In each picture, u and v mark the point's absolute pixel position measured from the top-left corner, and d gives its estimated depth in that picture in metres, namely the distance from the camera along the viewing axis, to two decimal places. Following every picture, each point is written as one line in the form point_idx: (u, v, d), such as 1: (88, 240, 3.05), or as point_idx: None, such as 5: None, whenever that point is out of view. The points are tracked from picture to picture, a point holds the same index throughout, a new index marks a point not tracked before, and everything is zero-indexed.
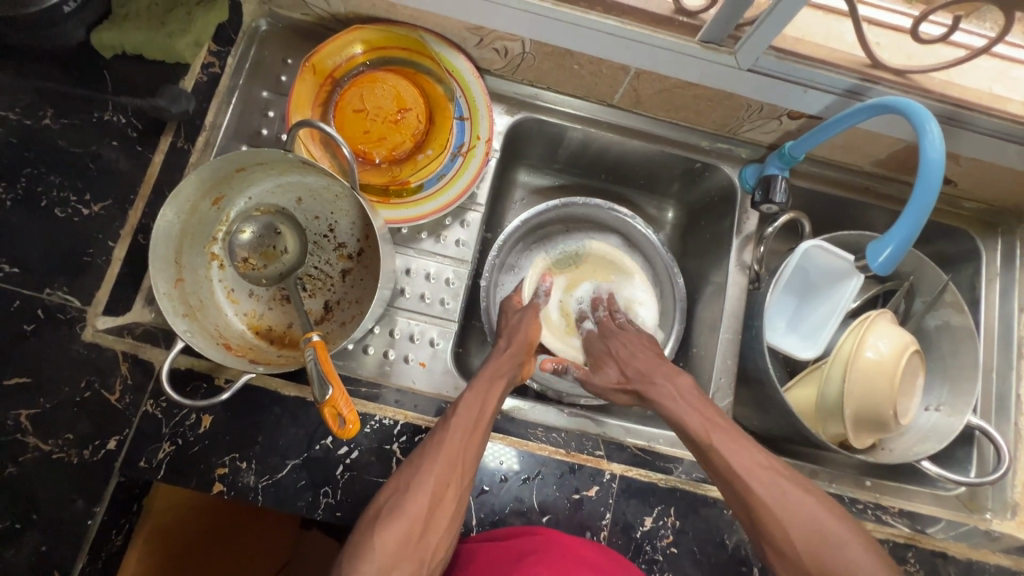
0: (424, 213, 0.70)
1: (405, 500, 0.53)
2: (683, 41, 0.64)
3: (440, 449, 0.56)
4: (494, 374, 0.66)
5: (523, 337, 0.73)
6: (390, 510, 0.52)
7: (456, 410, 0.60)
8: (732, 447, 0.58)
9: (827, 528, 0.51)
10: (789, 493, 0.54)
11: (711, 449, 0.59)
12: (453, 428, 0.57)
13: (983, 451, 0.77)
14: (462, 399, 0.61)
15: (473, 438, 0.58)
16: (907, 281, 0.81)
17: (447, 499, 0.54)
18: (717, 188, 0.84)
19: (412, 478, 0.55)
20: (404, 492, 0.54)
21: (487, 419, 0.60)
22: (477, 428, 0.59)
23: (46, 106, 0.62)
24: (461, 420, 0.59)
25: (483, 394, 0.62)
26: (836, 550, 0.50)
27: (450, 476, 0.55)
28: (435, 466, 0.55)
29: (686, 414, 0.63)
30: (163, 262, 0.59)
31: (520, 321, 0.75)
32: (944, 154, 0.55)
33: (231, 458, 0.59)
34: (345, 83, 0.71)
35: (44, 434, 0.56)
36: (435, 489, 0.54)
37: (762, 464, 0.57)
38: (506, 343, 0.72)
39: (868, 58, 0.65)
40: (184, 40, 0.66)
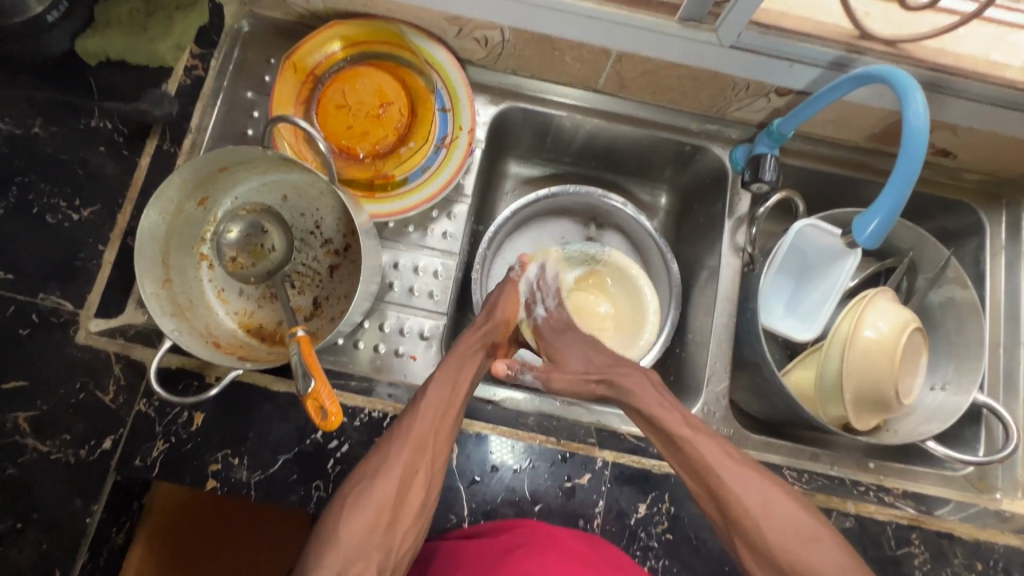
0: (410, 206, 0.70)
1: (371, 487, 0.53)
2: (662, 21, 0.63)
3: (407, 435, 0.56)
4: (468, 350, 0.65)
5: (501, 317, 0.70)
6: (358, 497, 0.52)
7: (425, 391, 0.59)
8: (708, 444, 0.56)
9: (791, 518, 0.51)
10: (760, 490, 0.53)
11: (688, 449, 0.56)
12: (422, 413, 0.57)
13: (992, 430, 0.75)
14: (432, 379, 0.60)
15: (442, 418, 0.58)
16: (907, 258, 0.79)
17: (416, 486, 0.54)
18: (708, 170, 0.83)
19: (377, 465, 0.54)
20: (371, 478, 0.53)
21: (458, 399, 0.60)
22: (448, 409, 0.59)
23: (35, 116, 0.64)
24: (429, 401, 0.58)
25: (453, 373, 0.61)
26: (804, 538, 0.50)
27: (419, 461, 0.55)
28: (403, 452, 0.55)
29: (656, 407, 0.60)
30: (150, 263, 0.60)
31: (499, 298, 0.72)
32: (926, 121, 0.53)
33: (223, 454, 0.60)
34: (327, 79, 0.71)
35: (42, 435, 0.58)
36: (404, 477, 0.54)
37: (736, 458, 0.55)
38: (480, 318, 0.69)
39: (856, 29, 0.63)
40: (166, 44, 0.66)
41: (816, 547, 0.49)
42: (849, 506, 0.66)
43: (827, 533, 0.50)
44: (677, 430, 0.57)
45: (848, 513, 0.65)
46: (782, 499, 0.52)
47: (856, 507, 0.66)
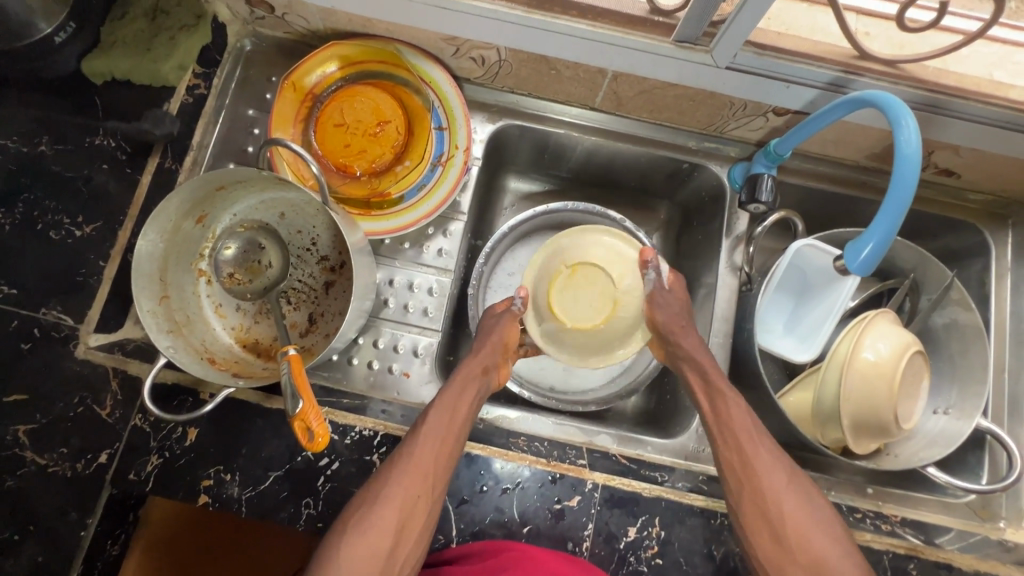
0: (405, 223, 0.71)
1: (371, 515, 0.54)
2: (656, 42, 0.63)
3: (408, 462, 0.57)
4: (469, 378, 0.65)
5: (499, 339, 0.70)
6: (357, 526, 0.53)
7: (427, 418, 0.60)
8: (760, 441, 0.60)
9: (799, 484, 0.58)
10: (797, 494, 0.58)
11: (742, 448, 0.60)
12: (423, 439, 0.58)
13: (996, 457, 0.73)
14: (432, 407, 0.61)
15: (442, 446, 0.58)
16: (908, 279, 0.78)
17: (417, 513, 0.55)
18: (707, 188, 0.82)
19: (377, 493, 0.55)
20: (371, 506, 0.54)
21: (459, 427, 0.60)
22: (447, 439, 0.59)
23: (43, 133, 0.66)
24: (430, 429, 0.59)
25: (452, 399, 0.62)
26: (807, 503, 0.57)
27: (419, 490, 0.56)
28: (402, 480, 0.56)
29: (705, 360, 0.66)
30: (148, 281, 0.60)
31: (497, 323, 0.71)
32: (919, 149, 0.52)
33: (215, 470, 0.60)
34: (325, 98, 0.72)
35: (40, 447, 0.59)
36: (403, 505, 0.55)
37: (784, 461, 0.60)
38: (478, 345, 0.69)
39: (855, 49, 0.62)
40: (169, 64, 0.68)
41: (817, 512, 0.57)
42: None
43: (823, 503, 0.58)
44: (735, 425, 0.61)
45: None
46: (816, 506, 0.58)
47: (852, 534, 0.65)
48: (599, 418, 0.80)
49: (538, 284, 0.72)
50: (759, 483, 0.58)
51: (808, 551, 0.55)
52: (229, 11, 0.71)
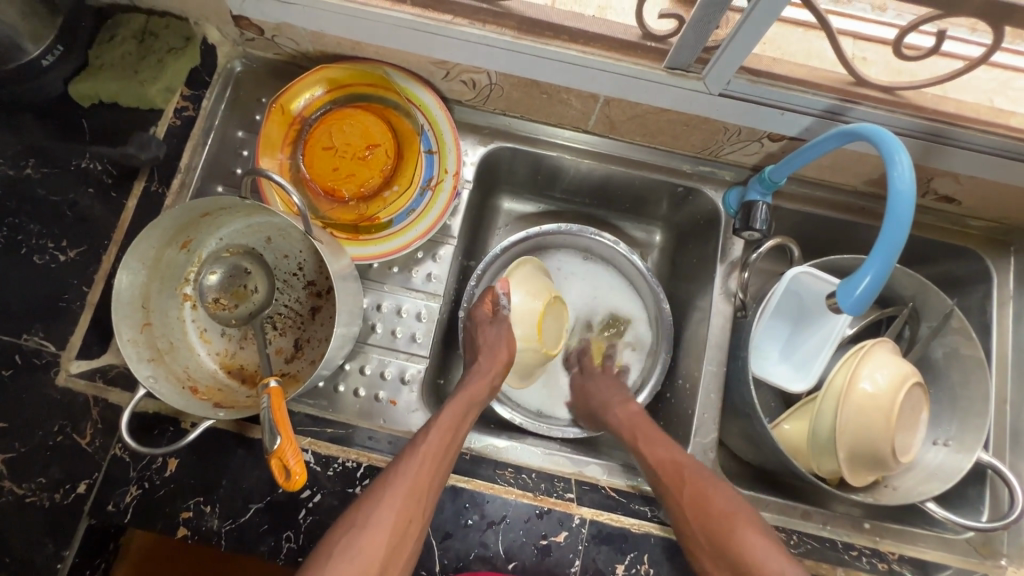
0: (394, 248, 0.70)
1: (360, 536, 0.52)
2: (647, 68, 0.62)
3: (403, 481, 0.55)
4: (470, 399, 0.66)
5: (502, 354, 0.72)
6: (344, 547, 0.51)
7: (427, 436, 0.59)
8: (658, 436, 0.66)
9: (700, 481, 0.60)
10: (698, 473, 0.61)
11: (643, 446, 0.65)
12: (421, 456, 0.57)
13: (997, 492, 0.71)
14: (433, 425, 0.61)
15: (440, 465, 0.58)
16: (908, 307, 0.76)
17: (408, 536, 0.54)
18: (702, 211, 0.81)
19: (369, 514, 0.53)
20: (361, 527, 0.52)
21: (456, 446, 0.61)
22: (443, 458, 0.59)
23: (28, 157, 0.65)
24: (429, 447, 0.58)
25: (455, 418, 0.63)
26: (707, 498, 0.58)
27: (413, 511, 0.55)
28: (397, 500, 0.54)
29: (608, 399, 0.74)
30: (128, 309, 0.59)
31: (497, 334, 0.73)
32: (913, 184, 0.50)
33: (195, 501, 0.59)
34: (314, 120, 0.71)
35: (19, 477, 0.57)
36: (397, 526, 0.53)
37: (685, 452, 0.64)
38: (482, 359, 0.71)
39: (852, 76, 0.60)
40: (156, 87, 0.67)
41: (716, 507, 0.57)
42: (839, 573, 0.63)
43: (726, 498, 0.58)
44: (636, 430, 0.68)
45: None
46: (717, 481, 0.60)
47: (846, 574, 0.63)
48: (591, 445, 0.79)
49: (528, 300, 0.77)
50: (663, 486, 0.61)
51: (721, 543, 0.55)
52: (219, 33, 0.72)
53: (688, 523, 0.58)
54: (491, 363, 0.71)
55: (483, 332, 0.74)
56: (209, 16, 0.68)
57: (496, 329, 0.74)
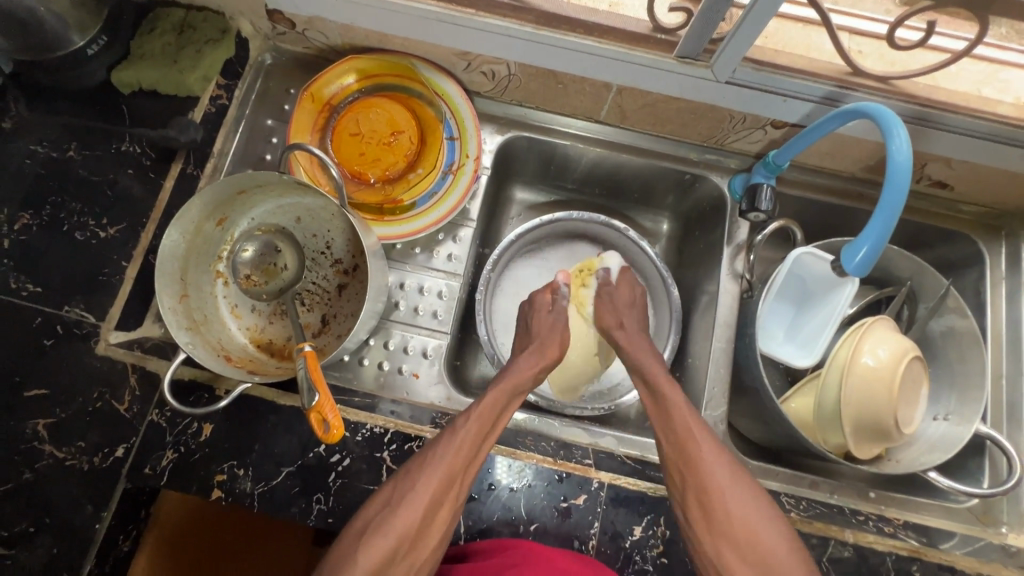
0: (417, 228, 0.74)
1: (395, 514, 0.54)
2: (658, 57, 0.66)
3: (438, 465, 0.57)
4: (513, 388, 0.69)
5: (556, 341, 0.76)
6: (377, 527, 0.54)
7: (466, 421, 0.61)
8: (720, 460, 0.59)
9: (719, 466, 0.59)
10: (739, 486, 0.57)
11: (703, 470, 0.58)
12: (459, 444, 0.59)
13: (996, 462, 0.74)
14: (474, 411, 0.62)
15: (476, 449, 0.60)
16: (906, 287, 0.79)
17: (440, 515, 0.56)
18: (708, 198, 0.85)
19: (405, 493, 0.56)
20: (396, 506, 0.55)
21: (493, 434, 0.63)
22: (480, 444, 0.61)
23: (71, 140, 0.69)
24: (469, 432, 0.60)
25: (494, 407, 0.64)
26: (721, 485, 0.57)
27: (445, 494, 0.57)
28: (431, 484, 0.56)
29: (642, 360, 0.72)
30: (169, 279, 0.63)
31: (553, 321, 0.78)
32: (910, 157, 0.55)
33: (229, 465, 0.61)
34: (342, 109, 0.75)
35: (58, 442, 0.61)
36: (428, 508, 0.55)
37: (744, 477, 0.58)
38: (531, 351, 0.74)
39: (849, 66, 0.65)
40: (194, 74, 0.71)
41: (738, 492, 0.57)
42: (847, 535, 0.66)
43: (747, 481, 0.58)
44: (698, 454, 0.59)
45: (846, 542, 0.65)
46: (767, 515, 0.56)
47: (854, 536, 0.66)
48: (603, 421, 0.82)
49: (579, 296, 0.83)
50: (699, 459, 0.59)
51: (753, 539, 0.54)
52: (252, 28, 0.75)
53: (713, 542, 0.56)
54: (539, 355, 0.74)
55: (541, 320, 0.78)
56: (243, 10, 0.72)
57: (553, 316, 0.79)
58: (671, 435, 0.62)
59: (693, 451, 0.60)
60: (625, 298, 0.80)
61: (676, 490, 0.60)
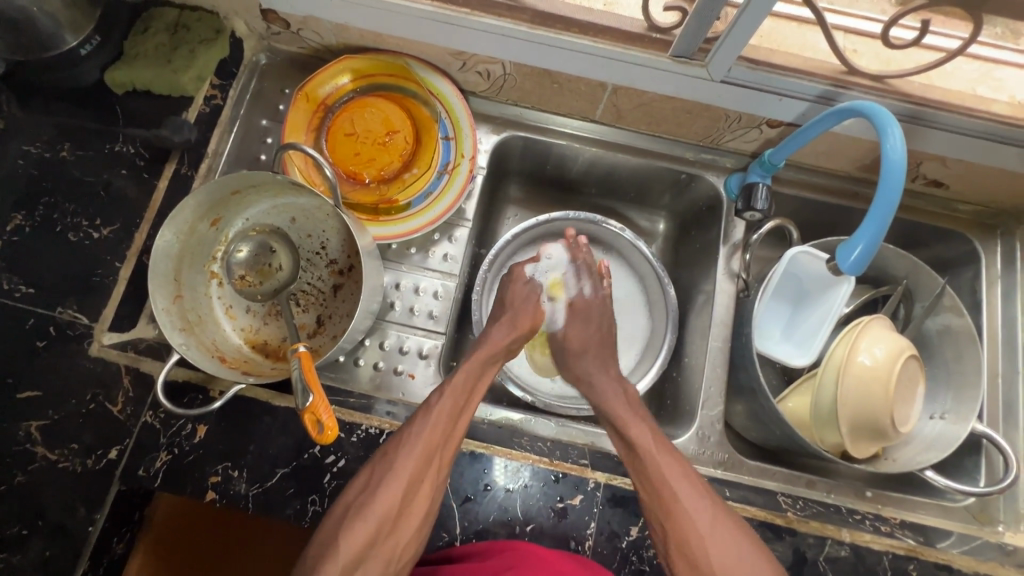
0: (412, 228, 0.73)
1: (374, 496, 0.55)
2: (654, 56, 0.66)
3: (416, 445, 0.57)
4: (486, 361, 0.69)
5: (528, 314, 0.77)
6: (356, 513, 0.54)
7: (441, 398, 0.62)
8: (697, 502, 0.57)
9: (697, 510, 0.57)
10: (718, 531, 0.56)
11: (679, 515, 0.57)
12: (435, 420, 0.59)
13: (992, 460, 0.74)
14: (449, 388, 0.63)
15: (453, 427, 0.60)
16: (902, 286, 0.79)
17: (421, 494, 0.56)
18: (704, 198, 0.85)
19: (384, 474, 0.56)
20: (375, 489, 0.55)
21: (470, 410, 0.63)
22: (458, 422, 0.61)
23: (64, 140, 0.69)
24: (444, 408, 0.61)
25: (469, 385, 0.65)
26: (702, 534, 0.55)
27: (425, 472, 0.57)
28: (410, 463, 0.56)
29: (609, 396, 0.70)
30: (163, 280, 0.62)
31: (526, 294, 0.80)
32: (904, 155, 0.55)
33: (224, 466, 0.61)
34: (337, 109, 0.75)
35: (52, 444, 0.60)
36: (408, 488, 0.56)
37: (725, 519, 0.57)
38: (504, 321, 0.75)
39: (844, 65, 0.65)
40: (188, 75, 0.71)
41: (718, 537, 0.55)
42: (844, 534, 0.66)
43: (727, 522, 0.56)
44: (672, 496, 0.58)
45: (843, 541, 0.65)
46: (750, 558, 0.54)
47: (851, 536, 0.66)
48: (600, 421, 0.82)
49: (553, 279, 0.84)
50: (674, 507, 0.57)
51: None
52: (246, 27, 0.75)
53: None
54: (511, 326, 0.75)
55: (516, 291, 0.80)
56: (237, 10, 0.71)
57: (528, 287, 0.81)
58: (642, 473, 0.61)
59: (665, 492, 0.58)
60: (583, 309, 0.81)
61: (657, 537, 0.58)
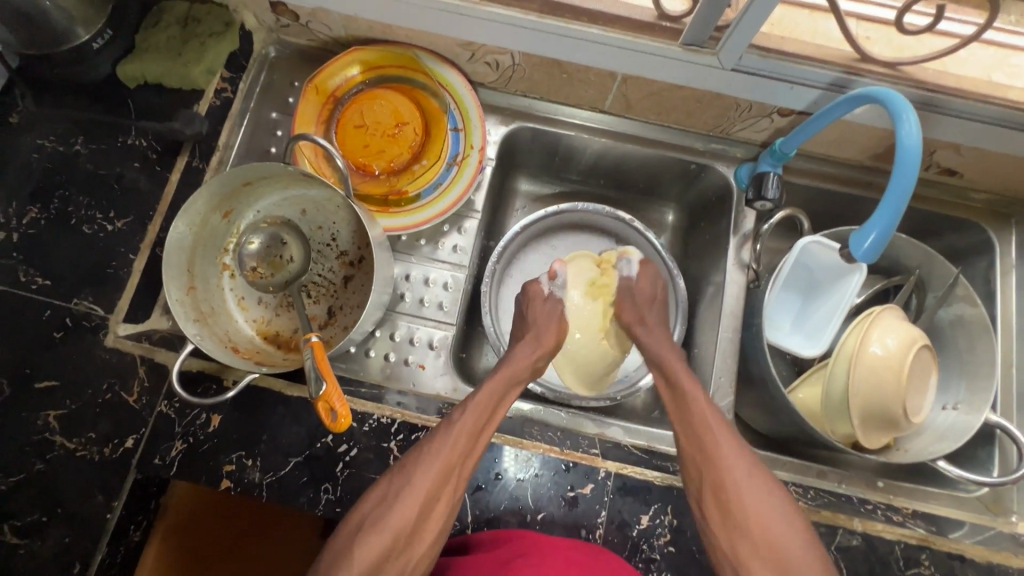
0: (422, 220, 0.74)
1: (389, 512, 0.54)
2: (664, 45, 0.65)
3: (433, 461, 0.57)
4: (507, 377, 0.69)
5: (550, 335, 0.76)
6: (371, 524, 0.54)
7: (462, 414, 0.61)
8: (736, 451, 0.59)
9: (732, 453, 0.59)
10: (754, 479, 0.57)
11: (721, 464, 0.58)
12: (454, 436, 0.59)
13: (1006, 450, 0.74)
14: (470, 404, 0.63)
15: (472, 443, 0.60)
16: (914, 275, 0.79)
17: (435, 511, 0.56)
18: (714, 188, 0.85)
19: (400, 487, 0.56)
20: (391, 503, 0.55)
21: (491, 425, 0.63)
22: (477, 437, 0.61)
23: (78, 134, 0.70)
24: (465, 425, 0.60)
25: (491, 400, 0.64)
26: (737, 479, 0.57)
27: (441, 489, 0.57)
28: (427, 480, 0.56)
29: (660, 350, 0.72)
30: (176, 272, 0.63)
31: (548, 312, 0.79)
32: (920, 142, 0.54)
33: (238, 455, 0.62)
34: (346, 101, 0.76)
35: (69, 433, 0.61)
36: (424, 503, 0.55)
37: (760, 473, 0.58)
38: (527, 340, 0.75)
39: (857, 52, 0.64)
40: (199, 68, 0.70)
41: (757, 482, 0.57)
42: (855, 524, 0.66)
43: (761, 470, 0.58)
44: (713, 447, 0.59)
45: (854, 530, 0.65)
46: (782, 506, 0.56)
47: (863, 525, 0.66)
48: (608, 412, 0.82)
49: (580, 292, 0.83)
50: (712, 452, 0.59)
51: (775, 545, 0.54)
52: (256, 20, 0.75)
53: (738, 544, 0.55)
54: (535, 343, 0.74)
55: (537, 309, 0.79)
56: (247, 3, 0.72)
57: (548, 304, 0.79)
58: (687, 423, 0.63)
59: (708, 449, 0.59)
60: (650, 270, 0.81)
61: (690, 482, 0.60)
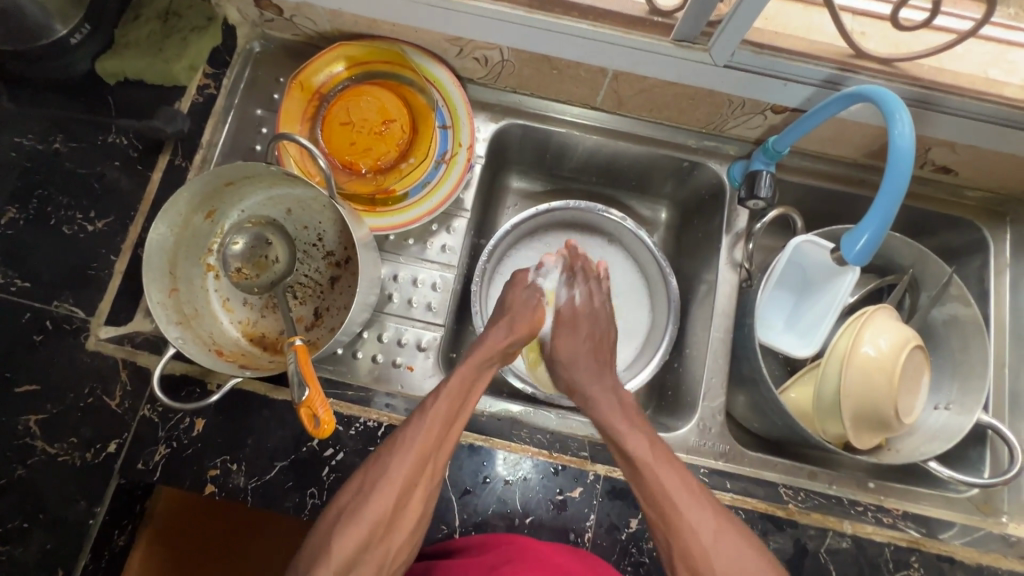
0: (410, 219, 0.72)
1: (367, 501, 0.54)
2: (655, 40, 0.64)
3: (409, 449, 0.57)
4: (481, 359, 0.67)
5: (528, 316, 0.73)
6: (350, 515, 0.53)
7: (436, 400, 0.61)
8: (699, 516, 0.56)
9: (698, 520, 0.55)
10: (725, 544, 0.54)
11: (684, 530, 0.55)
12: (428, 422, 0.58)
13: (997, 451, 0.74)
14: (444, 387, 0.62)
15: (449, 428, 0.60)
16: (908, 275, 0.78)
17: (414, 497, 0.56)
18: (707, 186, 0.83)
19: (378, 475, 0.56)
20: (369, 492, 0.55)
21: (466, 410, 0.63)
22: (452, 422, 0.60)
23: (57, 132, 0.68)
24: (439, 410, 0.60)
25: (464, 383, 0.64)
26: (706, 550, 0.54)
27: (419, 476, 0.56)
28: (404, 467, 0.56)
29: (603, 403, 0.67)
30: (158, 274, 0.62)
31: (527, 298, 0.76)
32: (912, 142, 0.53)
33: (222, 459, 0.61)
34: (332, 97, 0.74)
35: (51, 438, 0.60)
36: (403, 492, 0.55)
37: (729, 528, 0.56)
38: (502, 321, 0.72)
39: (852, 48, 0.62)
40: (180, 64, 0.70)
41: (728, 547, 0.54)
42: (845, 526, 0.66)
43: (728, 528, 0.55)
44: (675, 515, 0.56)
45: (844, 532, 0.65)
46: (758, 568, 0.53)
47: (853, 527, 0.66)
48: None
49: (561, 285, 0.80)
50: (679, 523, 0.56)
51: None
52: (238, 14, 0.73)
53: None
54: (509, 328, 0.71)
55: (516, 296, 0.76)
56: None
57: (528, 292, 0.76)
58: (644, 491, 0.58)
59: (670, 509, 0.56)
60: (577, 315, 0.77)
61: (662, 549, 0.57)
